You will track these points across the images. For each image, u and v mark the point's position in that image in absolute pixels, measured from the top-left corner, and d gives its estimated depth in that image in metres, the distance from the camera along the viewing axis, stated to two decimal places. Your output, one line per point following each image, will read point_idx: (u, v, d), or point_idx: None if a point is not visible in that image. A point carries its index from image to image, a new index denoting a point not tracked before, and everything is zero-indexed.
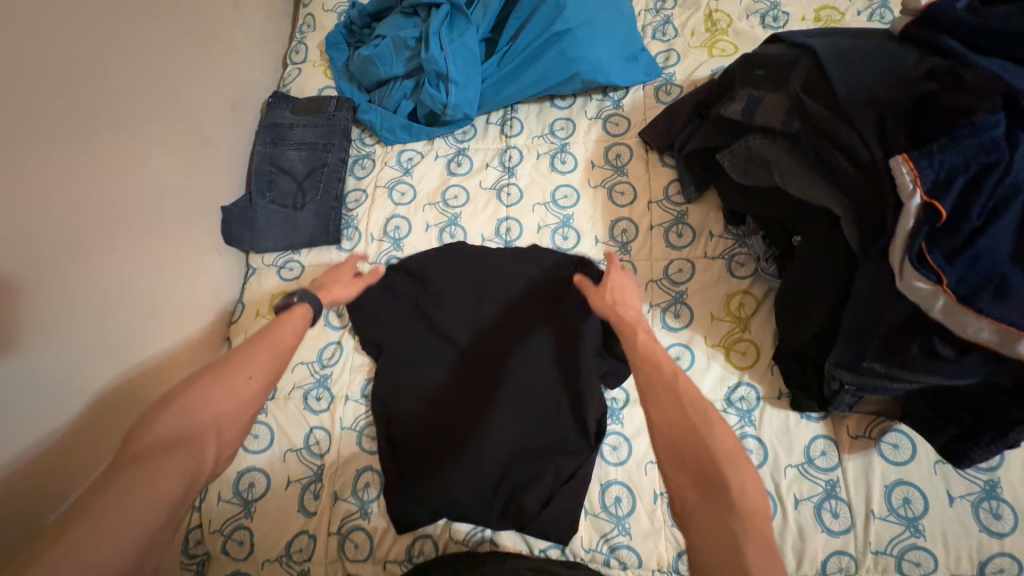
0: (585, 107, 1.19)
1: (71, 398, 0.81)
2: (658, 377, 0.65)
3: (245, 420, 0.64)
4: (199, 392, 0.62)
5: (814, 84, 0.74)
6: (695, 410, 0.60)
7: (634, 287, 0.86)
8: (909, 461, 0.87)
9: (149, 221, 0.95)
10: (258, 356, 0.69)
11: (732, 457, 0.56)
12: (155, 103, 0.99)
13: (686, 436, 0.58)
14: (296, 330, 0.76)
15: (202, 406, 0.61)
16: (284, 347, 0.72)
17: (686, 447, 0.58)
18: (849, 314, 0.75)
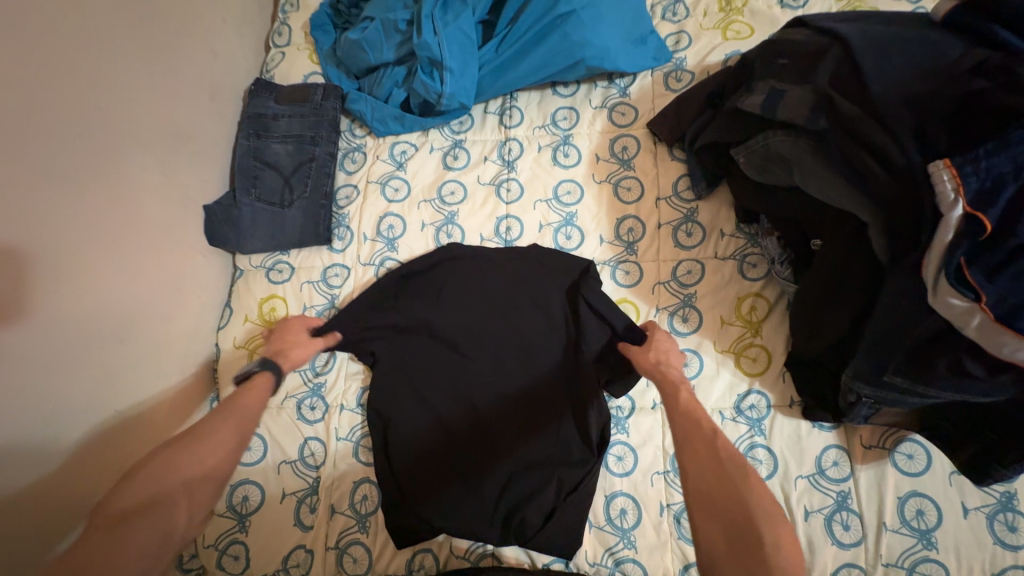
0: (590, 94, 1.12)
1: (50, 418, 0.77)
2: (698, 434, 0.66)
3: (216, 481, 0.65)
4: (168, 457, 0.64)
5: (844, 79, 0.69)
6: (734, 467, 0.61)
7: (678, 351, 0.86)
8: (924, 472, 0.84)
9: (125, 226, 0.89)
10: (229, 426, 0.69)
11: (768, 517, 0.56)
12: (126, 96, 0.91)
13: (723, 492, 0.59)
14: (260, 398, 0.76)
15: (168, 473, 0.62)
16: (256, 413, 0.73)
17: (719, 505, 0.58)
18: (871, 325, 0.71)
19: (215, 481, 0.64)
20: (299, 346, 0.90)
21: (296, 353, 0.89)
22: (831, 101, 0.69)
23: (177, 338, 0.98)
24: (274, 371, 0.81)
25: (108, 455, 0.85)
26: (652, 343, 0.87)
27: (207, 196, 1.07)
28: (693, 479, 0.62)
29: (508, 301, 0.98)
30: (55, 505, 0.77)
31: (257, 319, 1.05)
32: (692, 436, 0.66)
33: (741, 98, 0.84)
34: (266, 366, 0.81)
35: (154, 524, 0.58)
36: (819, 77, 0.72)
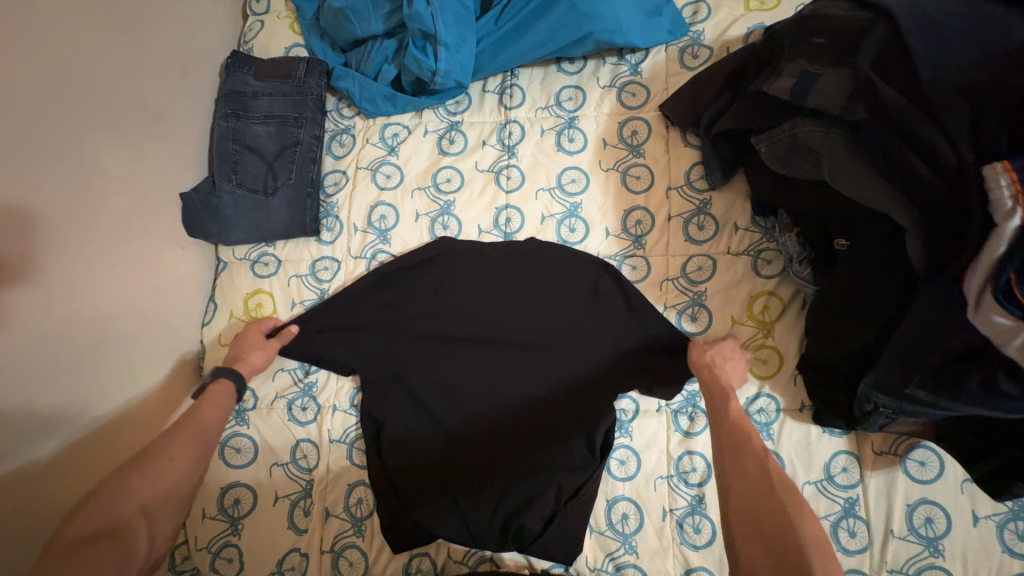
0: (598, 72, 1.03)
1: (19, 430, 0.72)
2: (750, 453, 0.67)
3: (174, 500, 0.70)
4: (120, 483, 0.67)
5: (888, 65, 0.62)
6: (788, 493, 0.62)
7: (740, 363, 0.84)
8: (935, 479, 0.82)
9: (91, 219, 0.82)
10: (184, 442, 0.74)
11: (818, 545, 0.57)
12: (82, 74, 0.82)
13: (773, 514, 0.60)
14: (223, 406, 0.81)
15: (121, 498, 0.66)
16: (212, 428, 0.78)
17: (763, 519, 0.60)
18: (897, 338, 0.66)
19: (175, 501, 0.70)
20: (258, 348, 0.90)
21: (255, 356, 0.89)
22: (874, 86, 0.62)
23: (159, 337, 0.93)
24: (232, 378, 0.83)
25: (90, 466, 0.81)
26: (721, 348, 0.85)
27: (183, 182, 0.99)
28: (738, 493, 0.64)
29: (509, 297, 0.93)
30: (35, 520, 0.74)
31: (242, 316, 0.99)
32: (743, 453, 0.68)
33: (766, 82, 0.76)
34: (221, 371, 0.83)
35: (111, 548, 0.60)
36: (860, 59, 0.64)
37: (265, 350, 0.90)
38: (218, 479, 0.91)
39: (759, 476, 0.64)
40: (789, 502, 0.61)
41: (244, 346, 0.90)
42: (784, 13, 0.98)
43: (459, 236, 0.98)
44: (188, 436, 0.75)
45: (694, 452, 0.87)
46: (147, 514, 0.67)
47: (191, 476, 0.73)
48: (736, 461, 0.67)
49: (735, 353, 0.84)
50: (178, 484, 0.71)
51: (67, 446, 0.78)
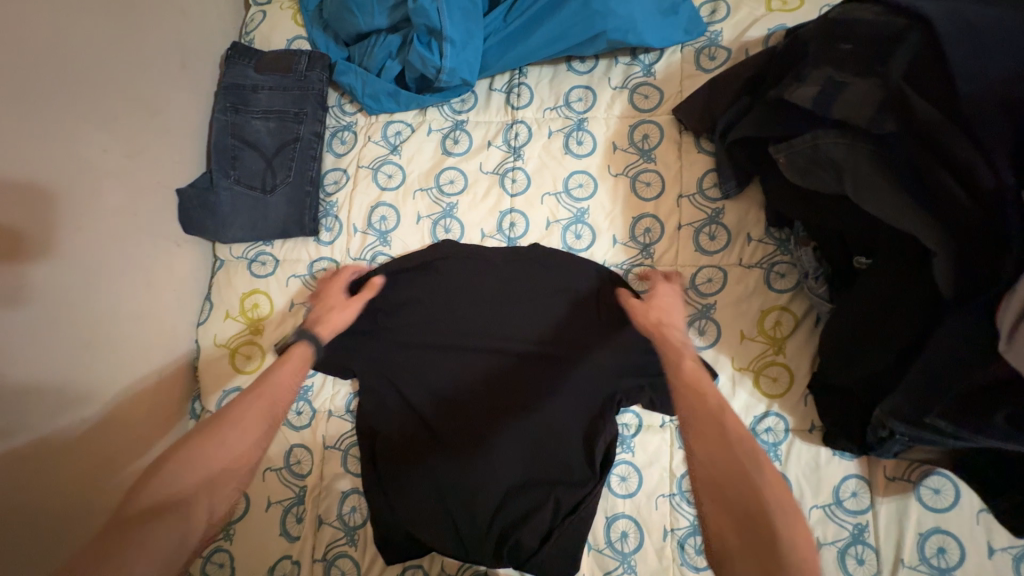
0: (610, 72, 0.99)
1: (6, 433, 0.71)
2: (703, 405, 0.64)
3: (238, 475, 0.63)
4: (191, 451, 0.61)
5: (924, 78, 0.59)
6: (744, 446, 0.58)
7: (678, 305, 0.83)
8: (950, 508, 0.78)
9: (80, 216, 0.80)
10: (256, 410, 0.67)
11: (781, 500, 0.52)
12: (74, 69, 0.80)
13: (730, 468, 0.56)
14: (296, 371, 0.75)
15: (189, 468, 0.60)
16: (285, 397, 0.71)
17: (725, 478, 0.56)
18: (918, 363, 0.62)
19: (237, 475, 0.63)
20: (339, 308, 0.86)
21: (337, 317, 0.85)
22: (907, 99, 0.59)
23: (153, 337, 0.91)
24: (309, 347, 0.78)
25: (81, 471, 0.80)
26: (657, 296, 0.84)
27: (180, 178, 0.97)
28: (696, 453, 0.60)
29: (510, 305, 0.90)
30: None
31: (238, 316, 0.97)
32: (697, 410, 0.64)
33: (788, 88, 0.73)
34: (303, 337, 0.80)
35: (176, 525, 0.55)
36: (891, 68, 0.62)
37: (348, 309, 0.86)
38: None
39: (720, 436, 0.59)
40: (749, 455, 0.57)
41: (325, 308, 0.86)
42: (808, 14, 0.93)
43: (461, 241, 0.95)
44: (261, 404, 0.68)
45: None
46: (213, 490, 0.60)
47: (258, 447, 0.66)
48: (695, 424, 0.62)
49: (670, 296, 0.83)
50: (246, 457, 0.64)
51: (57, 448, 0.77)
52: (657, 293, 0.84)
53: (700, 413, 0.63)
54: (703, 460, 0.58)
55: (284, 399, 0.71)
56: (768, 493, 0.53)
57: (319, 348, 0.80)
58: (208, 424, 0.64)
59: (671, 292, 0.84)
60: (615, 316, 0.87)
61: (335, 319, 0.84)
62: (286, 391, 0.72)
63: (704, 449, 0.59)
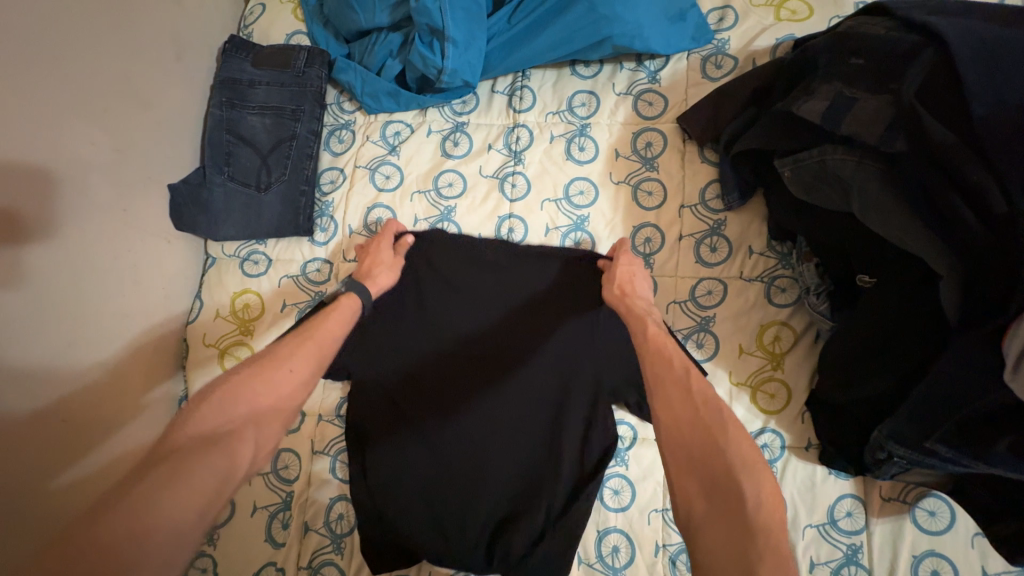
0: (614, 77, 0.97)
1: None
2: (667, 370, 0.61)
3: (284, 417, 0.61)
4: (240, 384, 0.59)
5: (936, 97, 0.59)
6: (706, 408, 0.56)
7: (643, 275, 0.81)
8: (945, 530, 0.77)
9: (67, 211, 0.78)
10: (305, 352, 0.65)
11: (746, 464, 0.51)
12: (65, 60, 0.78)
13: (695, 436, 0.54)
14: (345, 319, 0.73)
15: (239, 400, 0.58)
16: (334, 340, 0.69)
17: (692, 448, 0.54)
18: (919, 390, 0.61)
19: (283, 416, 0.61)
20: (386, 269, 0.84)
21: (382, 276, 0.83)
22: (920, 120, 0.58)
23: (141, 336, 0.89)
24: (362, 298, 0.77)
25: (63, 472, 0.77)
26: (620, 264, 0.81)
27: (172, 173, 0.95)
28: (663, 420, 0.58)
29: (504, 303, 0.88)
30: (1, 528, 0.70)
31: (229, 316, 0.95)
32: (660, 377, 0.61)
33: (797, 101, 0.71)
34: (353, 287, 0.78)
35: (221, 456, 0.53)
36: (905, 86, 0.61)
37: (393, 269, 0.85)
38: None
39: (687, 403, 0.57)
40: (712, 421, 0.55)
41: (373, 264, 0.84)
42: (816, 26, 0.92)
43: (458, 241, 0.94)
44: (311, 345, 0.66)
45: None
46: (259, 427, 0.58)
47: (304, 390, 0.63)
48: (662, 394, 0.59)
49: (632, 265, 0.81)
50: (292, 396, 0.62)
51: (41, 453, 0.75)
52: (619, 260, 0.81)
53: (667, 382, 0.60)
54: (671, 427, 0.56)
55: (331, 340, 0.69)
56: (734, 458, 0.52)
57: (367, 301, 0.78)
58: (258, 361, 0.63)
59: (635, 263, 0.82)
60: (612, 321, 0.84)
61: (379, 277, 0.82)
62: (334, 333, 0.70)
63: (672, 415, 0.57)
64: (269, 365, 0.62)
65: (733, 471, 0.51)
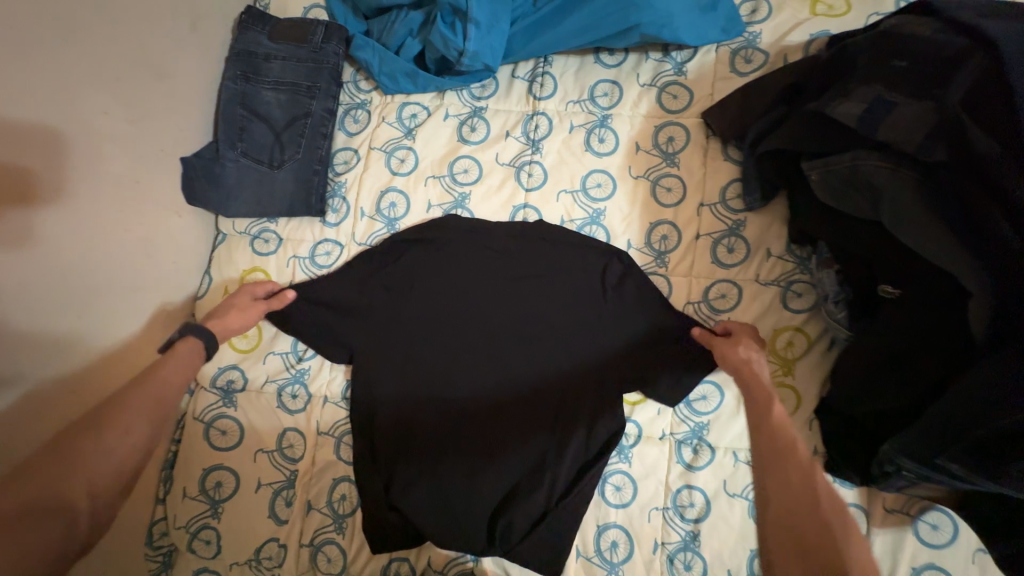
0: (639, 68, 0.94)
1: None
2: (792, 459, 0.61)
3: (126, 470, 0.61)
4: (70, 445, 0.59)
5: (981, 100, 0.55)
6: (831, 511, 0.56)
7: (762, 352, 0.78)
8: (946, 545, 0.77)
9: (80, 182, 0.77)
10: (141, 403, 0.67)
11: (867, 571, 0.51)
12: (82, 23, 0.76)
13: (814, 529, 0.54)
14: (185, 363, 0.76)
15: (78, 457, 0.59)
16: (169, 393, 0.71)
17: (809, 540, 0.54)
18: (937, 406, 0.61)
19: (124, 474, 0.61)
20: (240, 309, 0.86)
21: (232, 319, 0.85)
22: (962, 128, 0.56)
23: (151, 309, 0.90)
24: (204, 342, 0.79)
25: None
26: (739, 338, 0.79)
27: (185, 146, 0.93)
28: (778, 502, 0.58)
29: (512, 282, 0.89)
30: None
31: None
32: (786, 465, 0.61)
33: (830, 103, 0.69)
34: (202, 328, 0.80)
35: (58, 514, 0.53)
36: (950, 91, 0.58)
37: (251, 309, 0.86)
38: (201, 459, 0.88)
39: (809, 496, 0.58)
40: (838, 525, 0.55)
41: (226, 306, 0.86)
42: (854, 22, 0.88)
43: (470, 217, 0.93)
44: (143, 391, 0.69)
45: (694, 487, 0.83)
46: (93, 490, 0.58)
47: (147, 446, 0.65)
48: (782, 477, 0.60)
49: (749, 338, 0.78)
50: (130, 452, 0.63)
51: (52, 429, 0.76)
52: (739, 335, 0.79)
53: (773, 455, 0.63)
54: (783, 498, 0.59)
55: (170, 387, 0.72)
56: (835, 523, 0.55)
57: (209, 339, 0.80)
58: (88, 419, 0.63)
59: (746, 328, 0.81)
60: (674, 345, 0.84)
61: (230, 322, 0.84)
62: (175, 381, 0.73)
63: (784, 490, 0.59)
64: (103, 421, 0.63)
65: (836, 539, 0.53)
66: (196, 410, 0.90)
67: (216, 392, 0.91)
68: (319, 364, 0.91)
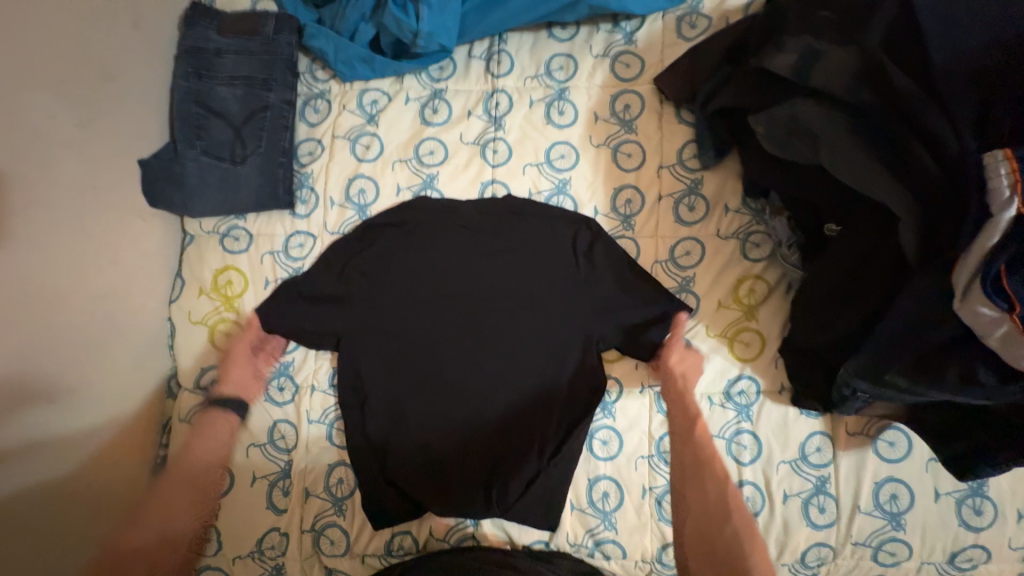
0: (591, 39, 0.97)
1: None
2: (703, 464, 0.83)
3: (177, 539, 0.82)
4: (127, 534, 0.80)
5: (899, 46, 0.61)
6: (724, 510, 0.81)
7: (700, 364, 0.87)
8: (902, 458, 0.85)
9: (35, 189, 0.75)
10: (181, 489, 0.84)
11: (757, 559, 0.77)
12: (18, 23, 0.73)
13: (723, 535, 0.79)
14: (210, 438, 0.87)
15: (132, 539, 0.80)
16: (201, 470, 0.86)
17: (716, 544, 0.79)
18: (881, 325, 0.66)
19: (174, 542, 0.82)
20: (237, 363, 0.88)
21: (234, 372, 0.88)
22: (883, 68, 0.61)
23: (122, 316, 0.88)
24: (230, 412, 0.87)
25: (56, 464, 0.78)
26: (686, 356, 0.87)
27: (140, 147, 0.91)
28: (693, 505, 0.82)
29: (486, 257, 0.91)
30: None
31: (212, 293, 0.94)
32: (704, 476, 0.83)
33: (769, 56, 0.74)
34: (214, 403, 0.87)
35: None
36: (868, 36, 0.63)
37: (240, 360, 0.88)
38: None
39: (714, 500, 0.82)
40: (742, 529, 0.80)
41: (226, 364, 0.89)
42: None
43: (439, 196, 0.94)
44: (177, 481, 0.85)
45: None
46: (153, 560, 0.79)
47: (188, 517, 0.84)
48: (698, 485, 0.83)
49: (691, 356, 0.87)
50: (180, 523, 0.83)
51: (31, 441, 0.75)
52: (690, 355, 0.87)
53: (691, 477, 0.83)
54: (697, 507, 0.82)
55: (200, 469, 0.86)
56: (741, 525, 0.80)
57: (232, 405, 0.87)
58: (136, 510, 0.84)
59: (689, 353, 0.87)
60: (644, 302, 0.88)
61: (232, 377, 0.88)
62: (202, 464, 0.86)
63: (691, 499, 0.83)
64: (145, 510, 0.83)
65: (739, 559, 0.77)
66: (182, 413, 0.92)
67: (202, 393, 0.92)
68: (303, 356, 0.91)
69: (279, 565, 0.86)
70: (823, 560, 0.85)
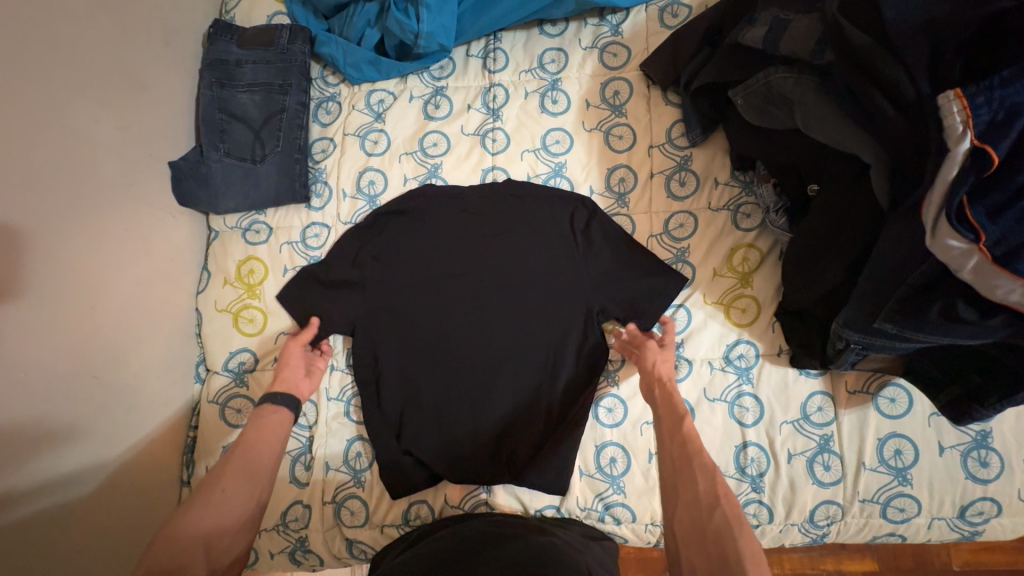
0: (580, 33, 1.04)
1: (39, 385, 0.74)
2: (685, 449, 0.71)
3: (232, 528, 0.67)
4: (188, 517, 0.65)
5: (856, 7, 0.66)
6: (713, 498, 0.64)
7: (671, 356, 0.85)
8: (904, 414, 0.86)
9: (82, 187, 0.83)
10: (234, 468, 0.71)
11: None
12: (69, 41, 0.82)
13: (716, 523, 0.62)
14: (281, 422, 0.80)
15: (196, 517, 0.65)
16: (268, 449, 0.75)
17: (708, 533, 0.62)
18: (864, 276, 0.69)
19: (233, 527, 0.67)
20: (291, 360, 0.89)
21: (287, 371, 0.87)
22: (840, 29, 0.65)
23: (158, 304, 0.95)
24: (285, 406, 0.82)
25: (99, 438, 0.83)
26: (667, 355, 0.85)
27: (170, 151, 1.00)
28: (682, 506, 0.67)
29: (489, 237, 0.96)
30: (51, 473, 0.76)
31: (236, 282, 1.01)
32: (690, 468, 0.69)
33: (743, 32, 0.80)
34: (266, 397, 0.82)
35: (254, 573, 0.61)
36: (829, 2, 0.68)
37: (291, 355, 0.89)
38: (219, 438, 0.95)
39: (702, 490, 0.66)
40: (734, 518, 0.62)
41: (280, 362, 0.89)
42: None
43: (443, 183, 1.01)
44: (238, 463, 0.72)
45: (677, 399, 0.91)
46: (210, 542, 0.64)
47: (251, 501, 0.70)
48: (684, 480, 0.68)
49: (665, 349, 0.85)
50: (244, 507, 0.69)
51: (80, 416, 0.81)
52: (666, 351, 0.85)
53: (680, 468, 0.70)
54: (687, 500, 0.67)
55: (261, 455, 0.74)
56: (732, 515, 0.62)
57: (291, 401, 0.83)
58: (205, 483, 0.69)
59: (661, 352, 0.85)
60: (641, 274, 0.92)
61: (285, 372, 0.87)
62: (265, 447, 0.75)
63: (681, 502, 0.67)
64: (221, 485, 0.69)
65: (725, 534, 0.60)
66: (209, 395, 0.98)
67: (227, 375, 0.98)
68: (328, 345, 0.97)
69: (303, 536, 0.90)
70: (832, 518, 0.86)
